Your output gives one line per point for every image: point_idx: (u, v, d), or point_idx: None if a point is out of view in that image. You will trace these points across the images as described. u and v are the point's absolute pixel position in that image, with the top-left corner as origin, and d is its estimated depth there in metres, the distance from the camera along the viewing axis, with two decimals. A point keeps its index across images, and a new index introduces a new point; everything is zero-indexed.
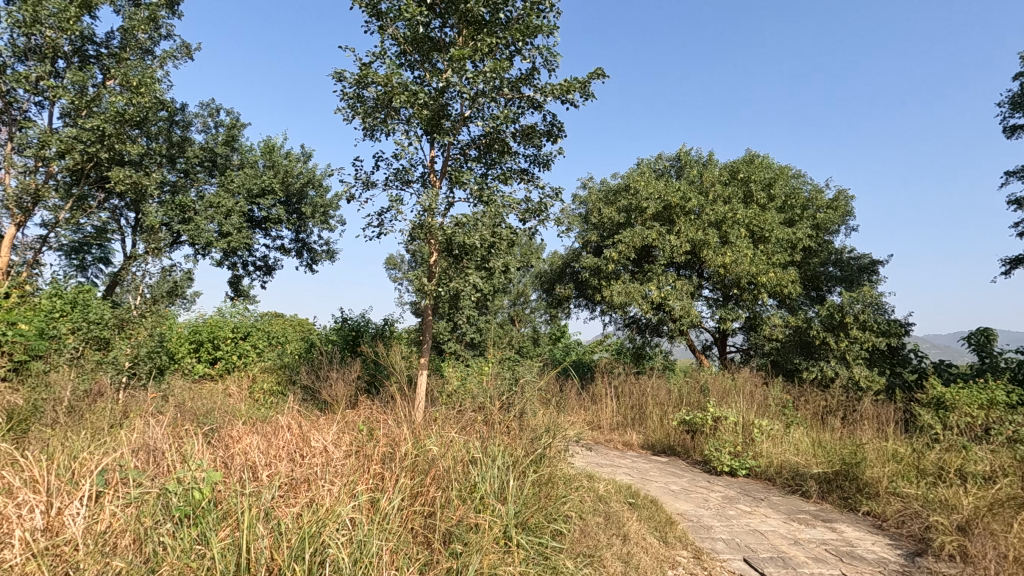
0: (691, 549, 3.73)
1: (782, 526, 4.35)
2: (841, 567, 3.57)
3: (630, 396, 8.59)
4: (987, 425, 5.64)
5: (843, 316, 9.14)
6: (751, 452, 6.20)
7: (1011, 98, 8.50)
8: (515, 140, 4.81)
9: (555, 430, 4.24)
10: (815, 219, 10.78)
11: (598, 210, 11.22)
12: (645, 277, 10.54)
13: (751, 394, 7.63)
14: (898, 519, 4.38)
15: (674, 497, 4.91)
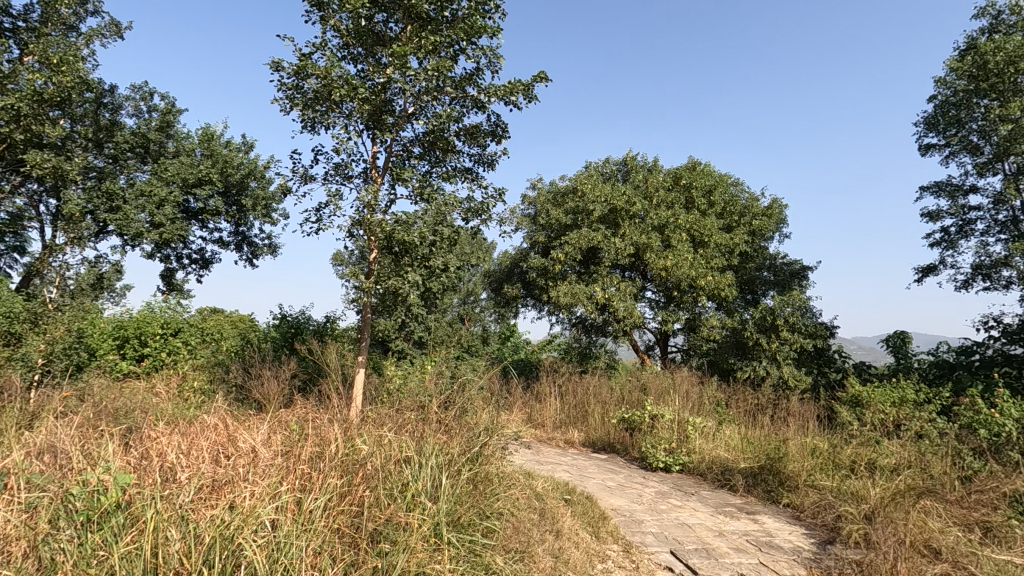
0: (621, 543, 3.85)
1: (708, 518, 4.55)
2: (759, 557, 3.78)
3: (573, 395, 8.74)
4: (897, 421, 6.09)
5: (774, 319, 9.63)
6: (685, 449, 6.46)
7: (926, 119, 9.16)
8: (460, 139, 4.81)
9: (493, 428, 4.28)
10: (751, 225, 11.29)
11: (546, 211, 11.35)
12: (591, 279, 10.75)
13: (687, 393, 7.91)
14: (814, 510, 4.66)
15: (609, 493, 5.05)
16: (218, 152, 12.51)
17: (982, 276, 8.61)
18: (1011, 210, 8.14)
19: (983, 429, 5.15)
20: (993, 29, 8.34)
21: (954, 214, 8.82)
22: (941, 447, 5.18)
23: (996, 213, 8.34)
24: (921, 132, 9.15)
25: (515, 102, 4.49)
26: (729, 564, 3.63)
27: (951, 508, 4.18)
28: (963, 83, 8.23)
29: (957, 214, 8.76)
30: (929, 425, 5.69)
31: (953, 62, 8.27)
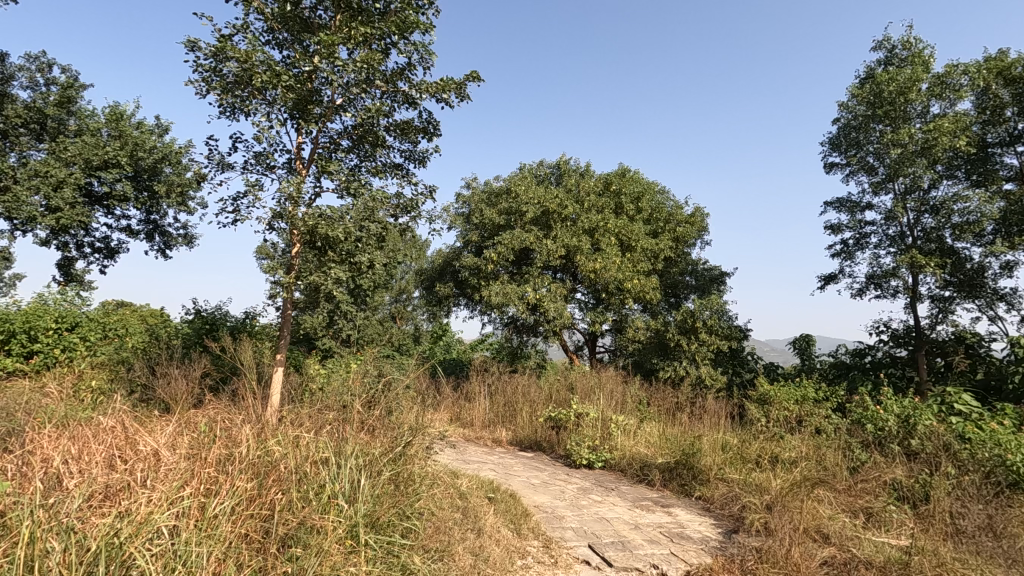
0: (542, 538, 3.93)
1: (626, 512, 4.74)
2: (670, 547, 3.97)
3: (502, 394, 8.82)
4: (799, 417, 6.59)
5: (694, 321, 10.16)
6: (607, 446, 6.67)
7: (830, 139, 9.94)
8: (390, 134, 4.74)
9: (418, 428, 4.24)
10: (675, 232, 11.84)
11: (480, 211, 11.37)
12: (522, 279, 10.88)
13: (611, 391, 8.18)
14: (722, 501, 4.96)
15: (534, 490, 5.14)
16: (128, 133, 11.62)
17: (874, 285, 9.45)
18: (899, 227, 9.00)
19: (870, 424, 5.66)
20: (888, 61, 9.20)
21: (852, 228, 9.64)
22: (833, 441, 5.66)
23: (887, 228, 9.19)
24: (826, 151, 9.93)
25: (446, 100, 4.48)
26: (643, 555, 3.79)
27: (840, 497, 4.59)
28: (862, 108, 9.02)
29: (855, 227, 9.58)
30: (825, 421, 6.20)
31: (854, 88, 9.05)
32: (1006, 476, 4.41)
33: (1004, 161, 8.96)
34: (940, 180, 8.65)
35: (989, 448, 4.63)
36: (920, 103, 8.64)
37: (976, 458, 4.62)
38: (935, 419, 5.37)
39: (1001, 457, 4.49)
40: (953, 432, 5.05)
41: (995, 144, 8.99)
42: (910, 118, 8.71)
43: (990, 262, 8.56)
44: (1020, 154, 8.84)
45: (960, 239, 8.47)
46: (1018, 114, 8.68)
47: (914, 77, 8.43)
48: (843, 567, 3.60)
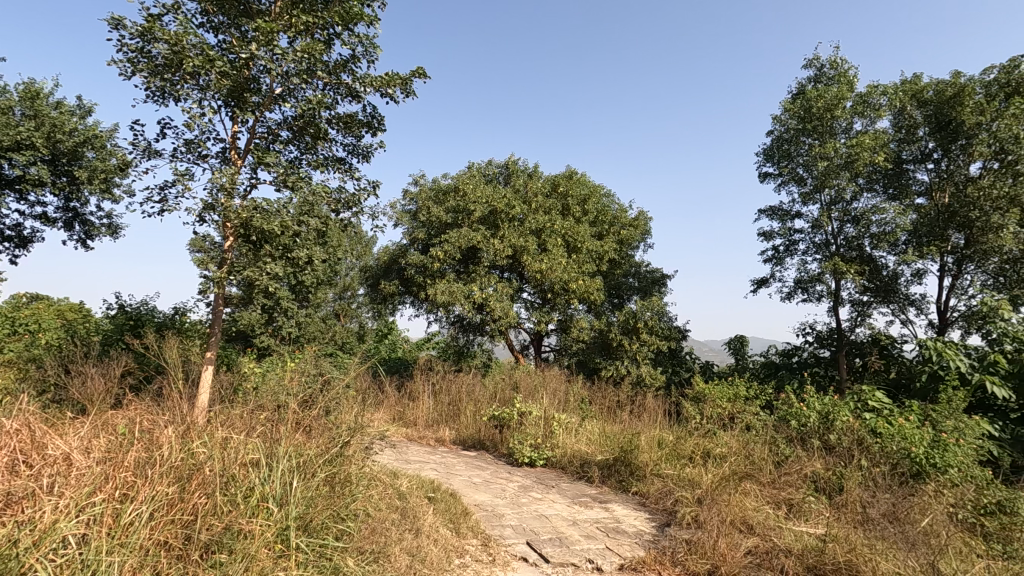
0: (481, 537, 3.94)
1: (565, 509, 4.82)
2: (605, 542, 4.08)
3: (446, 393, 8.78)
4: (731, 414, 6.92)
5: (636, 322, 10.46)
6: (549, 444, 6.76)
7: (765, 150, 10.44)
8: (333, 127, 4.62)
9: (357, 428, 4.15)
10: (620, 234, 12.15)
11: (427, 208, 11.26)
12: (469, 278, 10.86)
13: (554, 391, 8.30)
14: (657, 496, 5.14)
15: (475, 489, 5.14)
16: (44, 113, 10.77)
17: (802, 289, 10.02)
18: (825, 235, 9.57)
19: (794, 420, 6.00)
20: (817, 79, 9.76)
21: (783, 235, 10.18)
22: (760, 437, 5.96)
23: (813, 236, 9.76)
24: (761, 161, 10.43)
25: (391, 95, 4.42)
26: (579, 551, 3.88)
27: (764, 490, 4.85)
28: (794, 122, 9.53)
29: (785, 234, 10.13)
30: (754, 417, 6.52)
31: (787, 103, 9.55)
32: (910, 467, 4.80)
33: (916, 177, 9.70)
34: (861, 193, 9.28)
35: (897, 441, 5.02)
36: (845, 120, 9.22)
37: (885, 451, 4.99)
38: (851, 416, 5.76)
39: (906, 449, 4.87)
40: (866, 427, 5.43)
41: (909, 161, 9.72)
42: (836, 133, 9.28)
43: (903, 270, 9.26)
44: (930, 171, 9.60)
45: (877, 248, 9.11)
46: (929, 133, 9.42)
47: (840, 95, 8.99)
48: (766, 556, 3.81)
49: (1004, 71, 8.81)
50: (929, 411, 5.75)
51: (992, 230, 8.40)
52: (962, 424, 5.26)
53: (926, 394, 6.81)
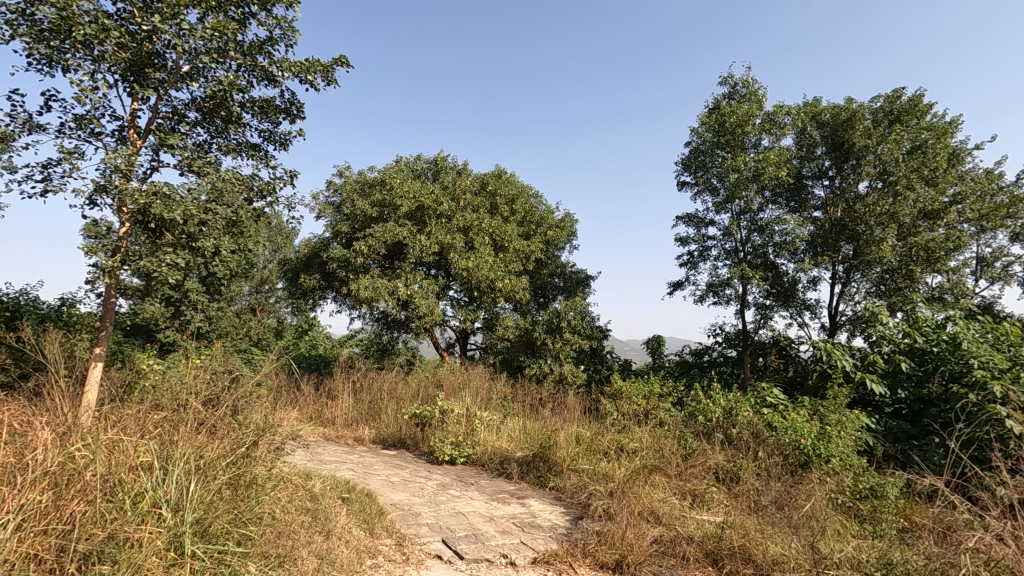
0: (395, 536, 3.89)
1: (482, 505, 4.85)
2: (520, 537, 4.15)
3: (367, 391, 8.58)
4: (646, 410, 7.23)
5: (560, 321, 10.70)
6: (470, 441, 6.76)
7: (683, 160, 10.96)
8: (247, 111, 4.39)
9: (266, 427, 3.96)
10: (546, 235, 12.38)
11: (352, 201, 10.93)
12: (394, 274, 10.66)
13: (477, 389, 8.32)
14: (573, 490, 5.29)
15: (392, 488, 5.06)
16: None
17: (713, 293, 10.65)
18: (734, 242, 10.23)
19: (702, 416, 6.39)
20: (731, 96, 10.40)
21: (697, 241, 10.78)
22: (670, 432, 6.28)
23: (724, 243, 10.39)
24: (679, 170, 10.97)
25: (311, 82, 4.27)
26: (494, 546, 3.92)
27: (671, 482, 5.13)
28: (709, 135, 10.10)
29: (699, 240, 10.73)
30: (666, 413, 6.87)
31: (703, 116, 10.12)
32: (798, 458, 5.26)
33: (814, 192, 10.58)
34: (767, 204, 9.99)
35: (788, 434, 5.47)
36: (754, 136, 9.90)
37: (778, 442, 5.43)
38: (751, 411, 6.21)
39: (795, 441, 5.33)
40: (764, 421, 5.87)
41: (809, 177, 10.60)
42: (746, 148, 9.94)
43: (800, 277, 10.07)
44: (826, 187, 10.50)
45: (779, 256, 9.86)
46: (826, 153, 10.31)
47: (749, 113, 9.64)
48: (670, 544, 4.03)
49: (888, 101, 9.80)
50: (817, 406, 6.30)
51: (875, 243, 9.29)
52: (844, 417, 5.80)
53: (817, 390, 7.50)
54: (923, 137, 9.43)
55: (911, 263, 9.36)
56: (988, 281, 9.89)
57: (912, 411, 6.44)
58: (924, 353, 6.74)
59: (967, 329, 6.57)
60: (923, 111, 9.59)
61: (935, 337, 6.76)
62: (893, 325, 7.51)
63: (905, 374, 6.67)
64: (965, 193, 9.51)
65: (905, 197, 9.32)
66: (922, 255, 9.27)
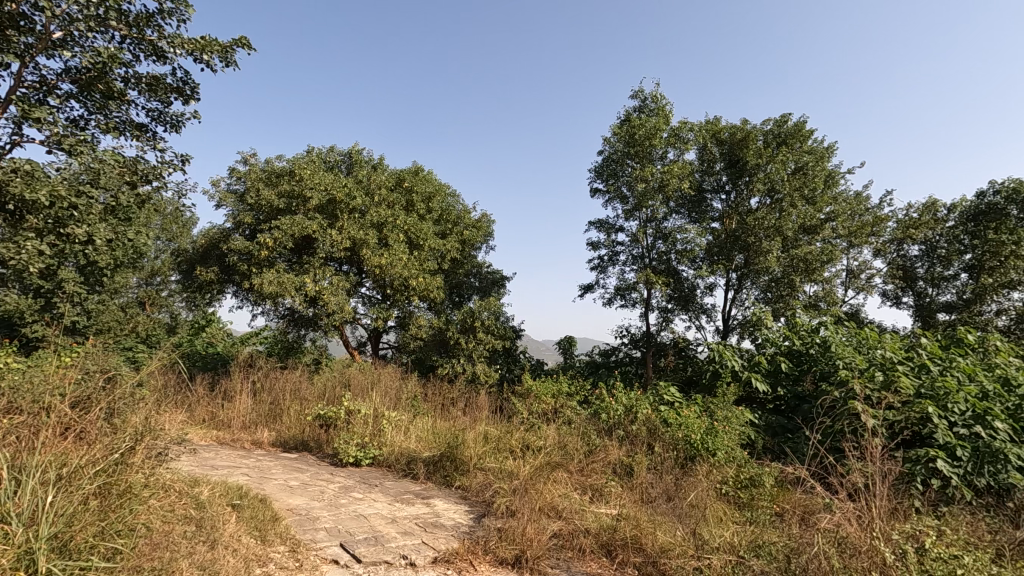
0: (289, 543, 3.73)
1: (385, 507, 4.78)
2: (422, 537, 4.13)
3: (268, 392, 8.16)
4: (553, 409, 7.43)
5: (474, 321, 10.75)
6: (376, 442, 6.61)
7: (596, 167, 11.34)
8: (133, 88, 4.05)
9: (146, 431, 3.65)
10: (462, 234, 12.41)
11: (257, 190, 10.34)
12: (301, 270, 10.18)
13: (387, 389, 8.19)
14: (477, 489, 5.33)
15: (290, 493, 4.85)
16: None
17: (620, 296, 11.14)
18: (641, 249, 10.77)
19: (604, 413, 6.71)
20: (641, 109, 10.93)
21: (607, 246, 11.23)
22: (575, 430, 6.52)
23: (632, 249, 10.90)
24: (592, 177, 11.37)
25: (207, 61, 4.01)
26: (393, 548, 3.87)
27: (573, 478, 5.33)
28: (620, 145, 10.56)
29: (608, 245, 11.19)
30: (573, 412, 7.11)
31: (615, 127, 10.57)
32: (688, 452, 5.64)
33: (713, 205, 11.38)
34: (670, 214, 10.61)
35: (680, 429, 5.85)
36: (661, 149, 10.49)
37: (672, 438, 5.82)
38: (649, 409, 6.59)
39: (686, 435, 5.72)
40: (660, 418, 6.25)
41: (708, 190, 11.38)
42: (653, 159, 10.50)
43: (699, 283, 10.79)
44: (723, 201, 11.34)
45: (681, 263, 10.50)
46: (723, 169, 11.14)
47: (657, 127, 10.20)
48: (568, 537, 4.19)
49: (777, 125, 10.75)
50: (708, 404, 6.78)
51: (763, 254, 10.18)
52: (730, 413, 6.30)
53: (710, 387, 8.09)
54: (805, 159, 10.44)
55: (792, 273, 10.32)
56: (854, 291, 11.12)
57: (789, 407, 7.11)
58: (800, 355, 7.47)
59: (835, 333, 7.36)
60: (805, 136, 10.62)
61: (809, 340, 7.50)
62: (776, 329, 8.24)
63: (784, 373, 7.34)
64: (837, 212, 10.63)
65: (789, 213, 10.25)
66: (801, 266, 10.26)
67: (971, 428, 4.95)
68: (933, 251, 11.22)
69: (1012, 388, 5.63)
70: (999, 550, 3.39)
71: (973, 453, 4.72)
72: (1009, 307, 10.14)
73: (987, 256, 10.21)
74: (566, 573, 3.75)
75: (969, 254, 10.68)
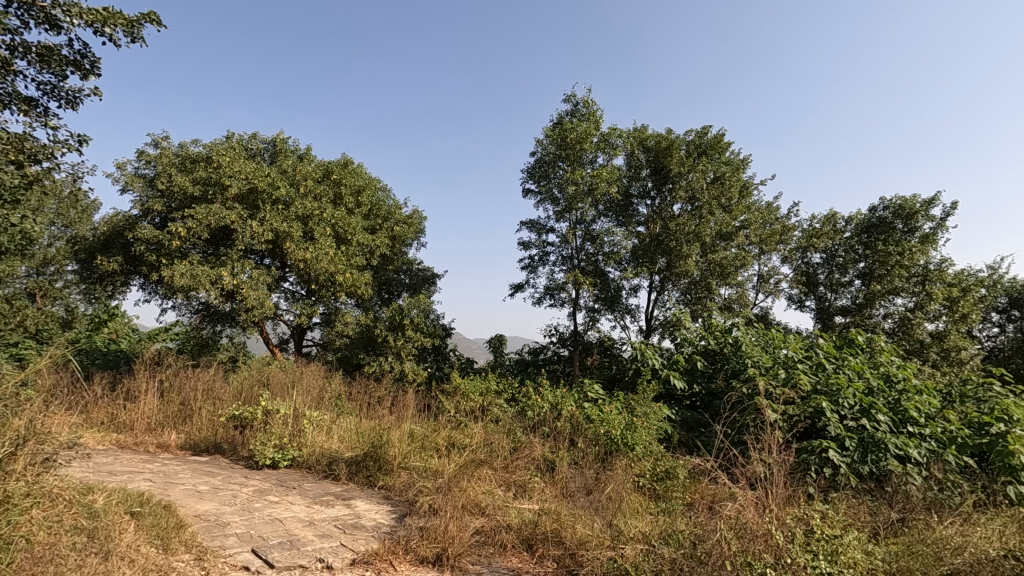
0: (195, 551, 3.52)
1: (302, 510, 4.62)
2: (340, 539, 4.04)
3: (178, 391, 7.66)
4: (481, 407, 7.46)
5: (402, 318, 10.60)
6: (296, 443, 6.36)
7: (528, 168, 11.46)
8: (20, 57, 3.68)
9: (29, 435, 3.33)
10: (392, 230, 12.20)
11: (168, 175, 9.66)
12: (218, 262, 9.60)
13: (309, 388, 7.91)
14: (401, 489, 5.26)
15: (197, 499, 4.58)
16: None
17: (549, 295, 11.35)
18: (570, 250, 11.01)
19: (531, 411, 6.84)
20: (573, 113, 11.18)
21: (538, 246, 11.40)
22: (501, 428, 6.57)
23: (562, 250, 11.13)
24: (525, 178, 11.49)
25: (110, 35, 3.71)
26: (309, 551, 3.76)
27: (497, 474, 5.39)
28: (552, 148, 10.75)
29: (539, 245, 11.36)
30: (500, 410, 7.18)
31: (548, 129, 10.75)
32: (608, 446, 5.85)
33: (639, 210, 11.84)
34: (599, 216, 10.92)
35: (602, 425, 6.05)
36: (591, 153, 10.80)
37: (594, 435, 6.02)
38: (574, 406, 6.78)
39: (608, 431, 5.92)
40: (583, 415, 6.44)
41: (635, 195, 11.82)
42: (584, 163, 10.79)
43: (624, 284, 11.18)
44: (648, 206, 11.82)
45: (608, 265, 10.84)
46: (649, 175, 11.61)
47: (587, 131, 10.49)
48: (490, 533, 4.23)
49: (698, 136, 11.34)
50: (629, 401, 7.06)
51: (682, 258, 10.73)
52: (649, 409, 6.59)
53: (632, 384, 8.42)
54: (723, 169, 11.09)
55: (709, 276, 10.92)
56: (764, 295, 11.94)
57: (703, 403, 7.54)
58: (714, 354, 7.94)
59: (746, 333, 7.87)
60: (723, 148, 11.29)
61: (722, 340, 7.97)
62: (694, 329, 8.70)
63: (699, 371, 7.77)
64: (750, 221, 11.35)
65: (707, 220, 10.84)
66: (717, 270, 10.89)
67: (858, 421, 5.46)
68: (832, 259, 12.24)
69: (893, 384, 6.25)
70: (875, 529, 3.77)
71: (859, 442, 5.20)
72: (894, 311, 11.24)
73: (877, 266, 11.28)
74: (487, 568, 3.79)
75: (862, 262, 11.75)
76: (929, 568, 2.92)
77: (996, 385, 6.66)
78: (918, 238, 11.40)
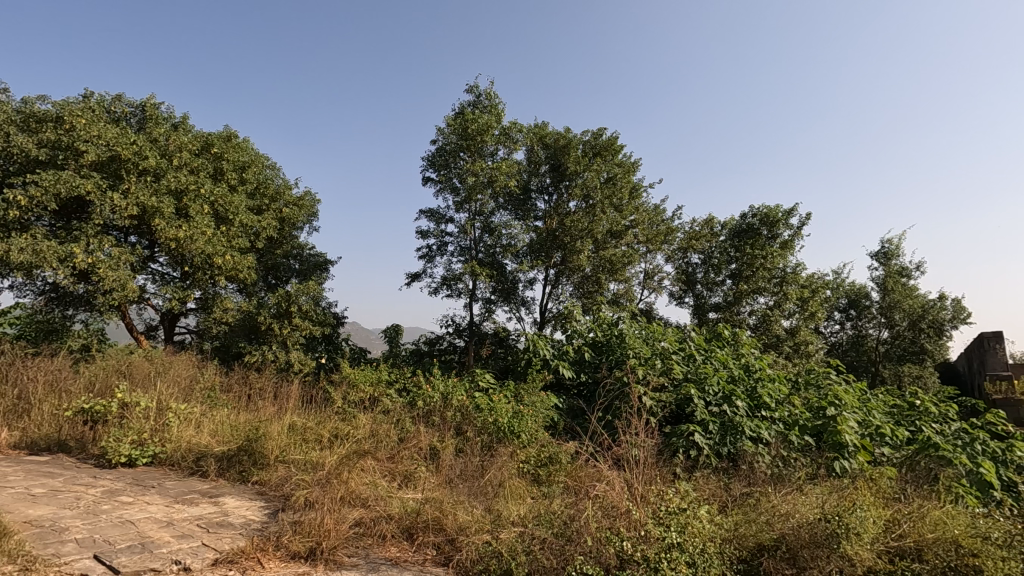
0: (21, 561, 3.10)
1: (160, 510, 4.23)
2: (202, 539, 3.76)
3: (12, 383, 6.70)
4: (369, 398, 7.28)
5: (289, 305, 10.01)
6: (158, 438, 5.80)
7: (429, 156, 11.27)
8: None
9: None
10: (281, 212, 11.48)
11: (6, 133, 8.36)
12: (69, 237, 8.47)
13: (177, 379, 7.26)
14: (276, 483, 5.01)
15: (30, 503, 4.03)
16: None
17: (446, 286, 11.29)
18: (468, 241, 11.04)
19: (421, 401, 6.80)
20: (475, 104, 11.16)
21: (436, 236, 11.30)
22: (389, 418, 6.47)
23: (460, 241, 11.12)
24: (425, 167, 11.29)
25: None
26: (164, 554, 3.46)
27: (381, 465, 5.29)
28: (454, 137, 10.67)
29: (437, 236, 11.26)
30: (390, 401, 7.04)
31: (449, 119, 10.64)
32: (496, 435, 5.95)
33: (538, 205, 12.11)
34: (496, 209, 11.05)
35: (490, 415, 6.16)
36: (491, 145, 10.88)
37: (484, 423, 6.12)
38: (464, 396, 6.85)
39: (496, 420, 6.03)
40: (474, 405, 6.52)
41: (534, 190, 12.06)
42: (484, 155, 10.85)
43: (520, 277, 11.40)
44: (546, 202, 12.12)
45: (505, 258, 11.00)
46: (547, 171, 11.93)
47: (489, 124, 10.52)
48: (369, 525, 4.15)
49: (593, 137, 11.82)
50: (519, 390, 7.24)
51: (576, 253, 11.16)
52: (537, 398, 6.80)
53: (524, 374, 8.63)
54: (616, 171, 11.64)
55: (600, 271, 11.47)
56: (649, 291, 12.76)
57: (589, 392, 7.92)
58: (601, 345, 8.36)
59: (630, 326, 8.34)
60: (616, 150, 11.87)
61: (608, 332, 8.38)
62: (583, 321, 9.09)
63: (587, 362, 8.14)
64: (638, 221, 12.07)
65: (600, 218, 11.30)
66: (607, 266, 11.44)
67: (720, 407, 6.02)
68: (708, 260, 13.32)
69: (751, 374, 6.96)
70: (725, 502, 4.20)
71: (720, 426, 5.72)
72: (757, 308, 12.51)
73: (745, 268, 12.47)
74: (363, 560, 3.72)
75: (733, 264, 12.90)
76: (760, 535, 3.31)
77: (832, 373, 7.63)
78: (780, 244, 12.71)
